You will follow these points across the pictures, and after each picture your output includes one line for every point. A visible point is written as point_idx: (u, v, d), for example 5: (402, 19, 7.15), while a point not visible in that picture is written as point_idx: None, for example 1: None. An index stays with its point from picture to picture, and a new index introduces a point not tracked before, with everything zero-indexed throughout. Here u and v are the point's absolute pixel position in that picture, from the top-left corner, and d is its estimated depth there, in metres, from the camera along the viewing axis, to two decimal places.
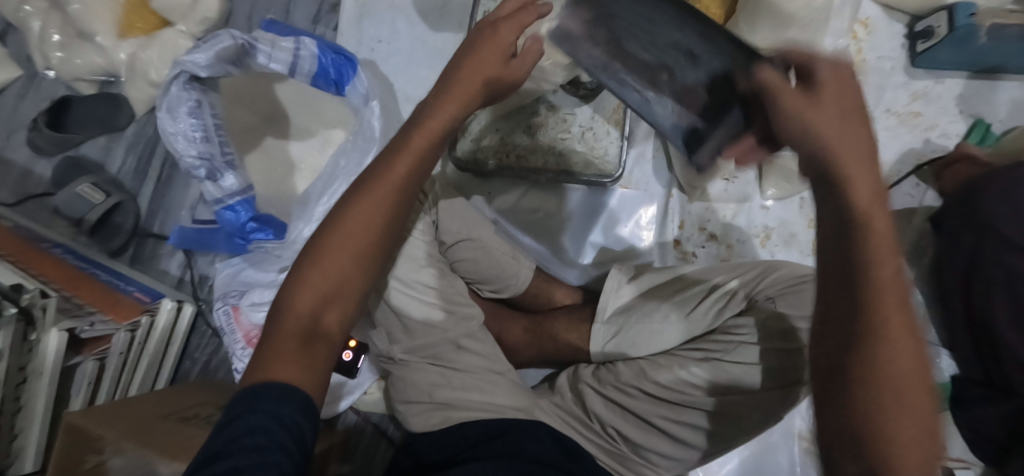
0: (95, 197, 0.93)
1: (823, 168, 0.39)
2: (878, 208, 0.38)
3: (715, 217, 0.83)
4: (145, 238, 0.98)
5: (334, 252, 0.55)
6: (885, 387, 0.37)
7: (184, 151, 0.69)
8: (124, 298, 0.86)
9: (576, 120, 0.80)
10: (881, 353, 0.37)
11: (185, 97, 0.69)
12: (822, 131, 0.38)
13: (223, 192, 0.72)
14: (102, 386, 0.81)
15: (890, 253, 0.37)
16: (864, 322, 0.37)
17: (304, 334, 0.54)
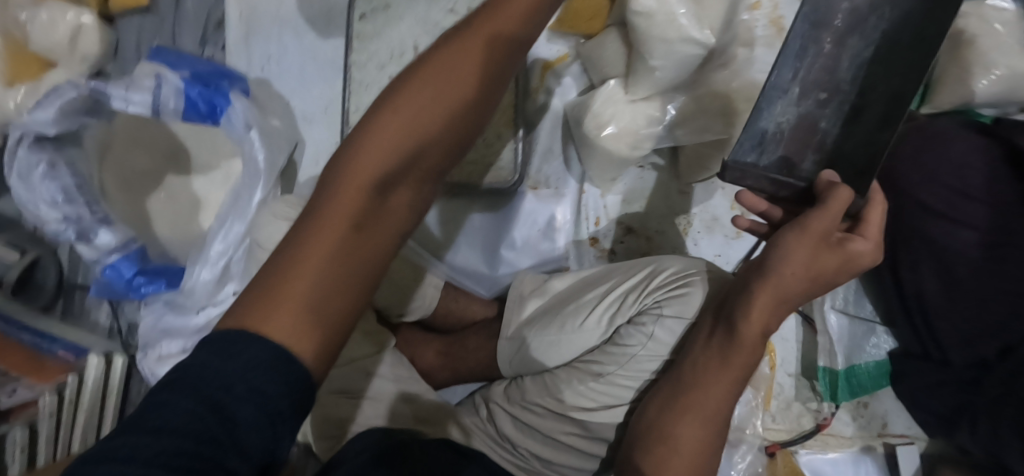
0: (11, 257, 0.91)
1: (756, 281, 0.51)
2: (759, 338, 0.51)
3: (631, 209, 0.78)
4: (71, 290, 0.97)
5: (386, 139, 0.37)
6: (688, 421, 0.51)
7: (48, 215, 0.67)
8: (50, 360, 0.86)
9: None
10: (703, 392, 0.51)
11: (34, 160, 0.66)
12: (787, 266, 0.50)
13: (100, 249, 0.70)
14: (39, 449, 0.81)
15: (755, 339, 0.51)
16: (689, 397, 0.52)
17: (348, 231, 0.36)
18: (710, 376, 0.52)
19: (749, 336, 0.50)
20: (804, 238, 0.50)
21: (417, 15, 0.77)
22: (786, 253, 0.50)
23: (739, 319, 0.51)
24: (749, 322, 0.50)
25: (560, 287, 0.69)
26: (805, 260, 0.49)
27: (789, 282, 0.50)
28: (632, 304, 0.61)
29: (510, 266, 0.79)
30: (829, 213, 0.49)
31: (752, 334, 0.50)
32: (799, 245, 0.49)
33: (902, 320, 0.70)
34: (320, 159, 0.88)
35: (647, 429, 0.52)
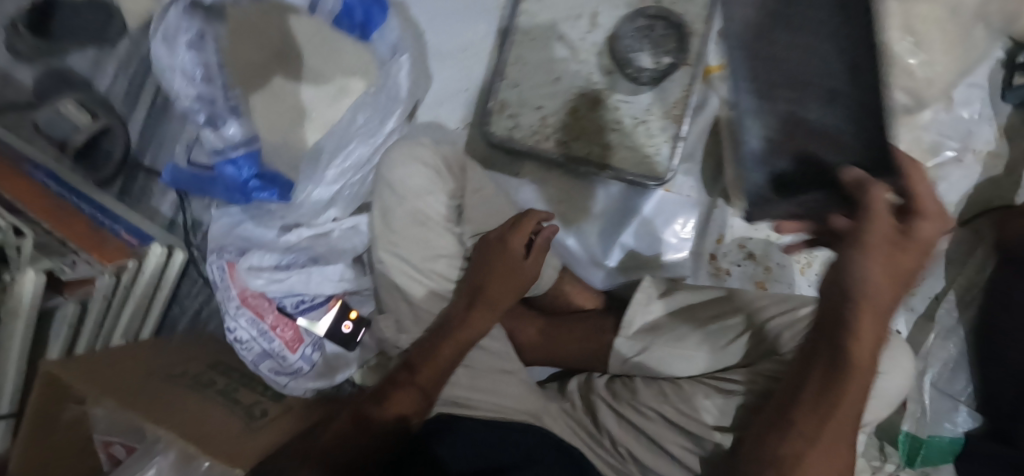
0: (81, 119, 0.84)
1: (852, 304, 0.44)
2: (871, 357, 0.44)
3: (757, 235, 0.76)
4: (134, 170, 0.89)
5: (441, 356, 0.62)
6: (810, 460, 0.44)
7: (181, 91, 0.60)
8: (110, 239, 0.79)
9: (630, 109, 0.69)
10: (817, 427, 0.44)
11: (185, 23, 0.58)
12: (869, 278, 0.43)
13: (222, 141, 0.63)
14: (84, 329, 0.77)
15: (865, 362, 0.44)
16: (801, 432, 0.44)
17: (418, 395, 0.60)
18: (824, 408, 0.44)
19: (859, 364, 0.44)
20: (866, 250, 0.44)
21: None
22: (865, 259, 0.43)
23: (841, 352, 0.44)
24: (857, 348, 0.43)
25: (690, 301, 0.69)
26: (896, 261, 0.43)
27: (880, 291, 0.43)
28: (789, 342, 0.59)
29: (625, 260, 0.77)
30: (880, 219, 0.44)
31: (859, 361, 0.44)
32: (875, 248, 0.43)
33: (1007, 416, 0.66)
34: (444, 101, 0.81)
35: (757, 463, 0.45)
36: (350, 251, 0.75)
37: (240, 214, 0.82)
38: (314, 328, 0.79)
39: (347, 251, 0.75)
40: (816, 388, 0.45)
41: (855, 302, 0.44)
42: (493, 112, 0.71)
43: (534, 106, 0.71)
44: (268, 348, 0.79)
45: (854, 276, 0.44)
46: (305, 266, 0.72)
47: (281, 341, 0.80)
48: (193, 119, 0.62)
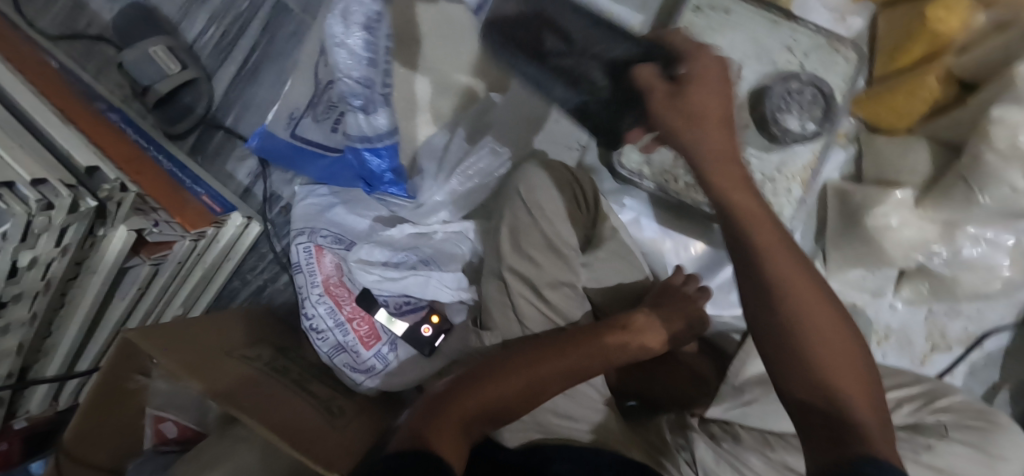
0: (171, 67, 0.78)
1: (703, 172, 0.45)
2: (759, 205, 0.44)
3: (845, 302, 0.78)
4: (213, 129, 0.83)
5: (493, 384, 0.56)
6: (819, 352, 0.39)
7: (346, 71, 0.59)
8: (191, 200, 0.74)
9: (761, 165, 0.70)
10: (797, 317, 0.40)
11: (364, 4, 0.58)
12: (709, 145, 0.45)
13: (372, 128, 0.62)
14: (150, 293, 0.71)
15: (765, 230, 0.43)
16: (801, 319, 0.40)
17: (465, 421, 0.53)
18: (807, 297, 0.41)
19: (767, 229, 0.43)
20: (677, 102, 0.45)
21: (754, 33, 0.72)
22: (691, 104, 0.45)
23: (736, 225, 0.43)
24: (753, 223, 0.43)
25: None
26: (696, 98, 0.45)
27: (714, 145, 0.45)
28: (910, 414, 0.60)
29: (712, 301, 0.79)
30: (705, 87, 0.45)
31: (753, 218, 0.43)
32: (659, 110, 0.46)
33: None
34: (560, 119, 0.81)
35: (813, 388, 0.39)
36: (456, 257, 0.74)
37: (329, 196, 0.78)
38: (392, 326, 0.75)
39: (454, 257, 0.74)
40: (750, 285, 0.42)
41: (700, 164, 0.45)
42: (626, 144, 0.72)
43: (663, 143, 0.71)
44: (342, 341, 0.75)
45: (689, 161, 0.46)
46: (416, 266, 0.71)
47: (356, 336, 0.75)
48: (347, 102, 0.61)
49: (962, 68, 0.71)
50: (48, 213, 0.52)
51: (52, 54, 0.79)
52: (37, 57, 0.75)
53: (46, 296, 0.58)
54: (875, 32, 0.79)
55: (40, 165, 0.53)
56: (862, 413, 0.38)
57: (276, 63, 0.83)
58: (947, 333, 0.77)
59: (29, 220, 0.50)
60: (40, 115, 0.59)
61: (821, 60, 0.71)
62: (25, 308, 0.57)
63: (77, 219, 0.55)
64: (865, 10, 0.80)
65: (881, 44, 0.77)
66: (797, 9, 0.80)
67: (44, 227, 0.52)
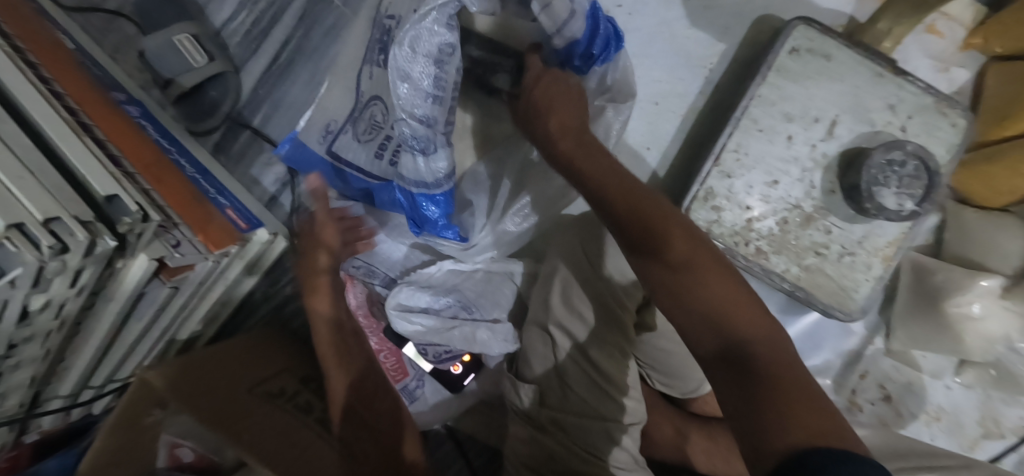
0: (196, 58, 0.70)
1: (555, 149, 0.53)
2: (616, 183, 0.49)
3: (901, 378, 0.73)
4: (239, 128, 0.76)
5: None
6: (705, 284, 0.43)
7: (408, 107, 0.51)
8: (216, 214, 0.67)
9: (841, 236, 0.64)
10: (679, 261, 0.44)
11: (440, 34, 0.48)
12: (555, 126, 0.53)
13: (431, 173, 0.54)
14: (168, 312, 0.66)
15: (617, 183, 0.49)
16: (675, 258, 0.44)
17: None
18: (679, 241, 0.44)
19: (614, 183, 0.48)
20: (540, 95, 0.54)
21: (855, 85, 0.64)
22: (535, 100, 0.54)
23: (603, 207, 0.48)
24: (603, 179, 0.49)
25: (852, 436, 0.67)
26: (537, 100, 0.54)
27: (558, 125, 0.53)
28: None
29: None
30: (554, 88, 0.54)
31: (608, 190, 0.48)
32: (549, 113, 0.53)
33: None
34: (620, 153, 0.74)
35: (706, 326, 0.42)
36: (501, 303, 0.69)
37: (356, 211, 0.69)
38: (420, 362, 0.71)
39: (498, 304, 0.69)
40: (649, 252, 0.45)
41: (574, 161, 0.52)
42: (695, 198, 0.65)
43: (736, 201, 0.65)
44: None
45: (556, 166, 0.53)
46: (458, 316, 0.65)
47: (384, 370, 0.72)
48: (406, 143, 0.53)
49: None
50: (61, 257, 0.46)
51: (66, 30, 0.70)
52: (53, 36, 0.67)
53: (58, 333, 0.54)
54: (979, 88, 0.72)
55: (54, 198, 0.47)
56: (757, 346, 0.39)
57: (312, 60, 0.75)
58: (1002, 420, 0.73)
59: (40, 266, 0.45)
60: (55, 130, 0.53)
61: (923, 123, 0.64)
62: (37, 346, 0.53)
63: (93, 260, 0.50)
64: (970, 61, 0.72)
65: (985, 104, 0.70)
66: (898, 54, 0.72)
67: (56, 270, 0.47)
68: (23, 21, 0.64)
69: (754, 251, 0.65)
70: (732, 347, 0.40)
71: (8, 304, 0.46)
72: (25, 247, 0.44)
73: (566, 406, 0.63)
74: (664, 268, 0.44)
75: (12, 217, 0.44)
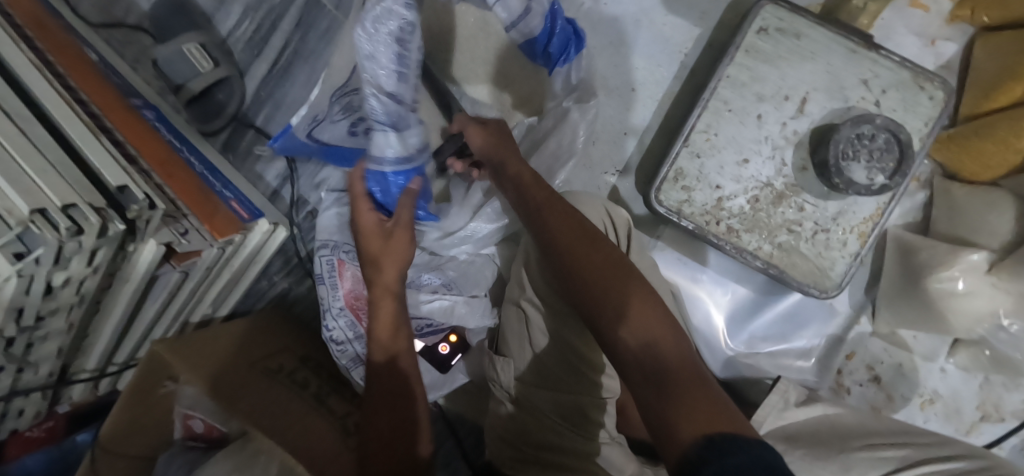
0: (204, 65, 0.76)
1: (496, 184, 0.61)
2: (557, 218, 0.55)
3: (891, 360, 0.72)
4: (245, 128, 0.82)
5: None
6: (635, 306, 0.48)
7: (375, 88, 0.56)
8: (222, 207, 0.73)
9: (814, 213, 0.64)
10: (612, 286, 0.50)
11: (399, 15, 0.53)
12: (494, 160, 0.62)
13: (405, 150, 0.60)
14: (180, 295, 0.72)
15: (561, 219, 0.55)
16: (608, 285, 0.50)
17: None
18: (613, 273, 0.51)
19: (556, 221, 0.55)
20: (478, 136, 0.64)
21: (826, 62, 0.64)
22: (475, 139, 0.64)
23: (545, 239, 0.55)
24: (546, 217, 0.56)
25: (831, 413, 0.66)
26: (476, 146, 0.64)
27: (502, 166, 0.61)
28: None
29: (748, 343, 0.73)
30: (486, 134, 0.64)
31: (551, 225, 0.55)
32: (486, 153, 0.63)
33: None
34: (598, 140, 0.75)
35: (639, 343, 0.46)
36: (480, 282, 0.71)
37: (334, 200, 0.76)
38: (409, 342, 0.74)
39: (478, 284, 0.71)
40: (583, 279, 0.51)
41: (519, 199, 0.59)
42: (666, 178, 0.67)
43: (706, 182, 0.66)
44: (361, 353, 0.75)
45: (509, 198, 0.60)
46: (438, 290, 0.69)
47: None
48: (378, 121, 0.58)
49: None
50: (78, 238, 0.52)
51: (92, 43, 0.78)
52: (78, 49, 0.74)
53: (80, 307, 0.61)
54: (968, 62, 0.69)
55: (71, 188, 0.53)
56: (672, 360, 0.44)
57: (308, 62, 0.80)
58: (1002, 404, 0.71)
59: (59, 245, 0.51)
60: (72, 127, 0.59)
61: (901, 98, 0.63)
62: (61, 319, 0.59)
63: (106, 242, 0.56)
64: (959, 35, 0.70)
65: (974, 78, 0.67)
66: (880, 30, 0.70)
67: (74, 250, 0.53)
68: (52, 37, 0.71)
69: (726, 230, 0.66)
70: (657, 365, 0.44)
71: (34, 280, 0.52)
72: (46, 229, 0.50)
73: (540, 381, 0.65)
74: (595, 287, 0.50)
75: (35, 203, 0.50)
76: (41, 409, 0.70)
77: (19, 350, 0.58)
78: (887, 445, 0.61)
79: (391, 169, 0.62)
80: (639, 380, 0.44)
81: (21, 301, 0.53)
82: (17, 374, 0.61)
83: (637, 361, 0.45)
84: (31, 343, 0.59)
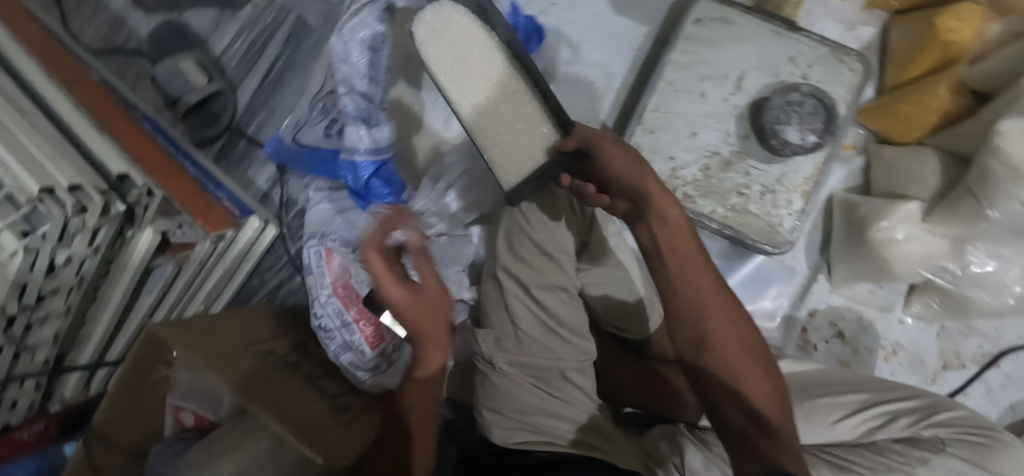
0: (198, 79, 0.84)
1: (633, 187, 0.54)
2: (684, 238, 0.54)
3: (852, 315, 0.77)
4: (237, 137, 0.88)
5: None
6: (739, 354, 0.49)
7: (349, 87, 0.63)
8: (216, 205, 0.78)
9: (760, 176, 0.70)
10: (724, 323, 0.50)
11: (371, 26, 0.63)
12: (627, 175, 0.54)
13: (373, 142, 0.64)
14: (174, 289, 0.76)
15: (682, 239, 0.54)
16: (719, 322, 0.49)
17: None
18: (726, 310, 0.50)
19: (681, 240, 0.53)
20: (605, 147, 0.55)
21: (757, 43, 0.71)
22: (598, 150, 0.56)
23: (671, 257, 0.53)
24: (671, 231, 0.53)
25: (796, 369, 0.70)
26: (605, 160, 0.55)
27: (633, 174, 0.54)
28: (905, 427, 0.60)
29: None
30: (615, 147, 0.56)
31: (684, 250, 0.53)
32: (619, 164, 0.55)
33: None
34: None
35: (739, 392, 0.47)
36: (458, 259, 0.77)
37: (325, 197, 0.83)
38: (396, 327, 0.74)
39: (457, 259, 0.76)
40: (700, 305, 0.50)
41: (651, 211, 0.54)
42: None
43: (658, 157, 0.72)
44: (349, 340, 0.77)
45: (635, 217, 0.56)
46: None
47: (362, 336, 0.77)
48: (350, 116, 0.63)
49: (978, 79, 0.68)
50: (82, 215, 0.57)
51: (94, 66, 0.84)
52: (83, 69, 0.80)
53: (79, 290, 0.64)
54: (885, 42, 0.77)
55: (77, 173, 0.59)
56: (768, 410, 0.46)
57: (297, 75, 0.88)
58: (961, 352, 0.76)
59: (65, 221, 0.56)
60: (77, 127, 0.65)
61: (825, 71, 0.70)
62: (61, 301, 0.63)
63: (107, 221, 0.61)
64: (875, 19, 0.78)
65: (891, 54, 0.75)
66: (805, 20, 0.79)
67: (78, 228, 0.58)
68: (57, 57, 0.77)
69: (685, 198, 0.71)
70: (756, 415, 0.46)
71: (38, 258, 0.56)
72: (53, 207, 0.55)
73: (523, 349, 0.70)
74: (710, 318, 0.50)
75: (45, 183, 0.55)
76: (34, 402, 0.72)
77: (20, 331, 0.61)
78: (849, 396, 0.64)
79: (364, 160, 0.64)
80: (737, 447, 0.45)
81: (26, 279, 0.56)
82: (15, 357, 0.64)
83: (740, 412, 0.46)
84: (31, 325, 0.62)
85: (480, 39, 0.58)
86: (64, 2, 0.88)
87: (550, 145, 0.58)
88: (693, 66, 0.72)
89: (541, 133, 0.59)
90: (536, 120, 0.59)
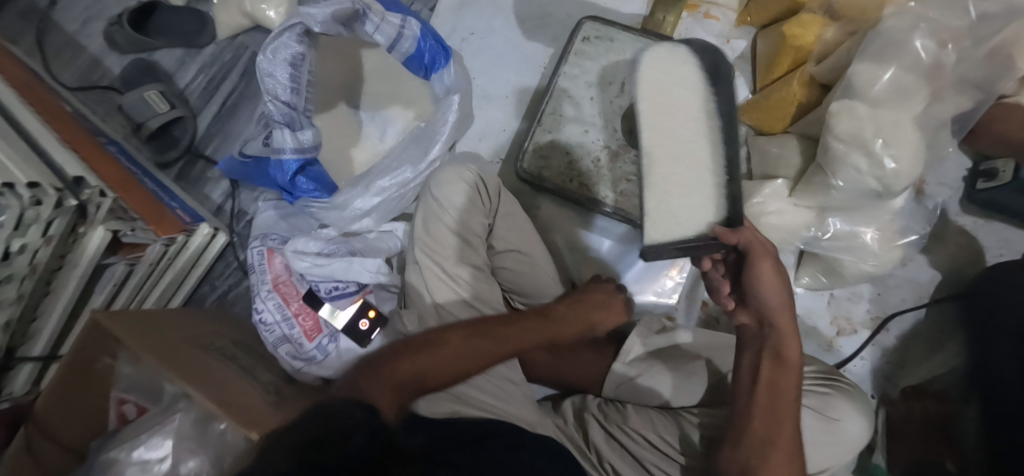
0: (161, 107, 0.94)
1: (771, 318, 0.60)
2: (794, 373, 0.59)
3: None
4: (195, 158, 0.98)
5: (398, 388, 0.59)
6: (775, 461, 0.56)
7: (274, 96, 0.72)
8: (168, 213, 0.86)
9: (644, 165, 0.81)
10: (773, 421, 0.57)
11: (291, 46, 0.72)
12: (771, 299, 0.60)
13: (297, 142, 0.74)
14: (126, 288, 0.82)
15: (791, 368, 0.59)
16: (769, 423, 0.57)
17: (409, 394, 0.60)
18: (779, 419, 0.57)
19: (785, 361, 0.59)
20: (761, 266, 0.58)
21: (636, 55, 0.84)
22: (755, 268, 0.58)
23: (778, 378, 0.58)
24: (787, 347, 0.59)
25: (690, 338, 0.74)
26: (758, 282, 0.59)
27: (763, 288, 0.59)
28: None
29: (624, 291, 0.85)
30: (767, 278, 0.59)
31: (792, 376, 0.58)
32: (763, 284, 0.59)
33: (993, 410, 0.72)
34: (485, 137, 0.91)
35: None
36: (383, 250, 0.82)
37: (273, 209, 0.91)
38: (333, 320, 0.82)
39: (382, 249, 0.82)
40: (771, 413, 0.57)
41: (769, 326, 0.60)
42: (526, 152, 0.83)
43: (557, 153, 0.82)
44: (287, 334, 0.83)
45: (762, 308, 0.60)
46: (344, 255, 0.80)
47: (300, 329, 0.83)
48: (275, 120, 0.73)
49: (824, 75, 0.77)
50: (37, 207, 0.66)
51: (69, 100, 0.95)
52: (57, 101, 0.91)
53: (32, 280, 0.70)
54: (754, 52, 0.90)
55: (35, 173, 0.67)
56: None
57: (250, 103, 1.00)
58: (852, 317, 0.85)
59: (20, 212, 0.64)
60: (42, 139, 0.75)
61: None
62: (13, 289, 0.69)
63: (61, 214, 0.69)
64: (746, 34, 0.91)
65: (758, 60, 0.88)
66: (684, 37, 0.92)
67: (33, 218, 0.66)
68: (33, 90, 0.87)
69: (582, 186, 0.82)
70: None
71: None
72: (12, 198, 0.63)
73: None
74: (764, 413, 0.57)
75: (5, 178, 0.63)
76: None
77: None
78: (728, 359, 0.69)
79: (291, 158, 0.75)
80: None
81: None
82: None
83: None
84: None
85: (675, 61, 0.59)
86: (48, 50, 1.00)
87: (707, 220, 0.55)
88: (585, 75, 0.84)
89: (705, 207, 0.55)
90: (705, 190, 0.56)
